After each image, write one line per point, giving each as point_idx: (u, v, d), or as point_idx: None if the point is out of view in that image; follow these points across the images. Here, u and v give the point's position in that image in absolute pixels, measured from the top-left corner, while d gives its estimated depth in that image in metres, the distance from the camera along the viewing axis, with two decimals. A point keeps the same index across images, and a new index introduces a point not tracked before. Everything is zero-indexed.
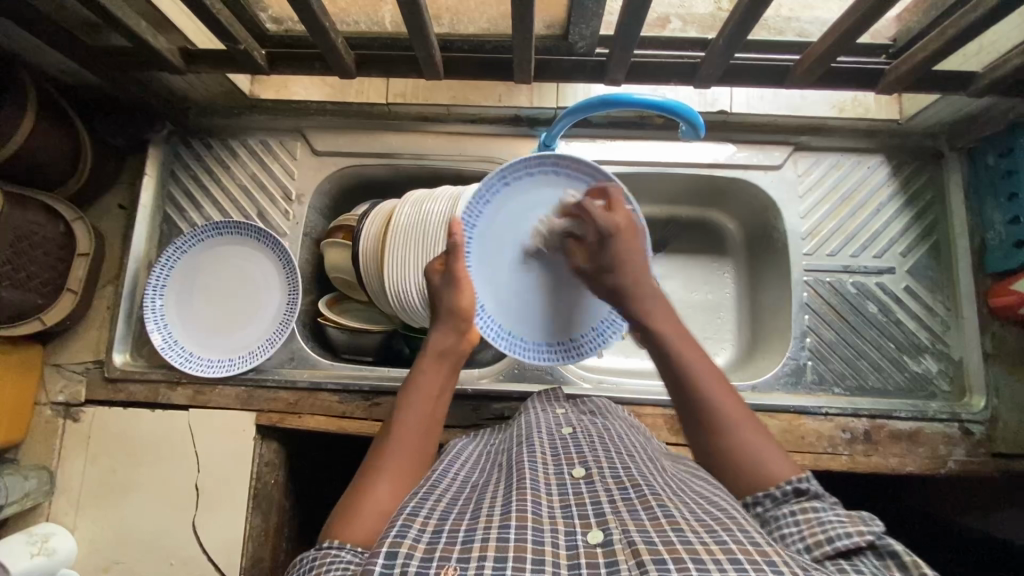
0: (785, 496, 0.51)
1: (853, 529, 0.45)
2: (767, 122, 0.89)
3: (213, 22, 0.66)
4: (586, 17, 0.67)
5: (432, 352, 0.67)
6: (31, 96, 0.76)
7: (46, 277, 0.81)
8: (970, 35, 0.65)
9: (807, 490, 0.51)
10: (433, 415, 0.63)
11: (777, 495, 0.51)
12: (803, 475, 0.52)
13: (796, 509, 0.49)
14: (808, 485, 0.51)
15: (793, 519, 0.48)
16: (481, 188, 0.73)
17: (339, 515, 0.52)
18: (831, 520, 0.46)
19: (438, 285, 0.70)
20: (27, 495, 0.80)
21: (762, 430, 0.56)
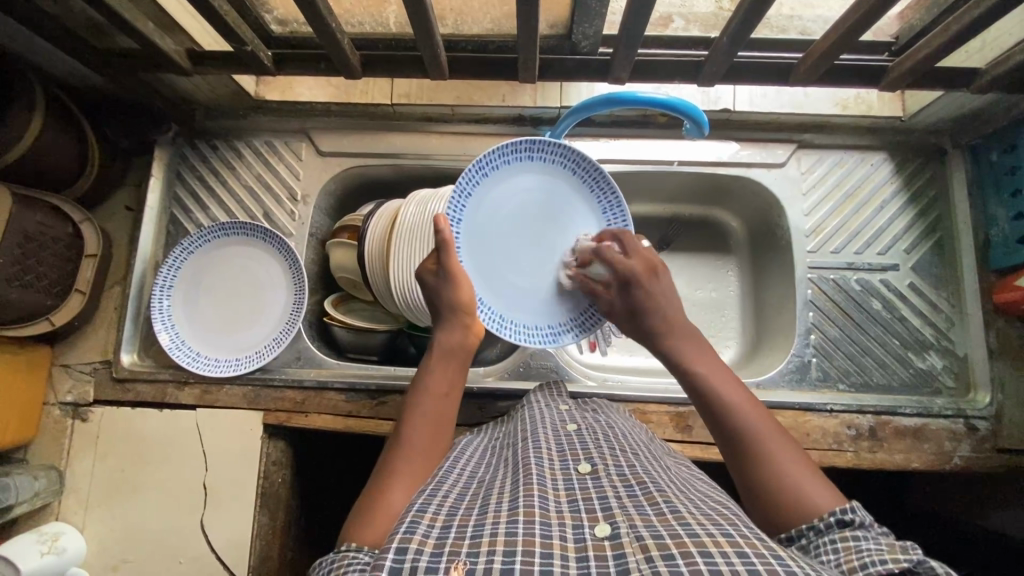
0: (830, 528, 0.47)
1: (889, 556, 0.41)
2: (770, 120, 0.90)
3: (220, 23, 0.67)
4: (589, 16, 0.67)
5: (438, 351, 0.67)
6: (39, 98, 0.77)
7: (54, 278, 0.81)
8: (973, 32, 0.65)
9: (853, 521, 0.46)
10: (442, 414, 0.63)
11: (819, 526, 0.48)
12: (848, 506, 0.48)
13: (837, 538, 0.46)
14: (853, 515, 0.47)
15: (834, 547, 0.45)
16: (460, 184, 0.72)
17: (353, 521, 0.52)
18: (871, 549, 0.43)
19: (432, 284, 0.69)
20: (36, 495, 0.80)
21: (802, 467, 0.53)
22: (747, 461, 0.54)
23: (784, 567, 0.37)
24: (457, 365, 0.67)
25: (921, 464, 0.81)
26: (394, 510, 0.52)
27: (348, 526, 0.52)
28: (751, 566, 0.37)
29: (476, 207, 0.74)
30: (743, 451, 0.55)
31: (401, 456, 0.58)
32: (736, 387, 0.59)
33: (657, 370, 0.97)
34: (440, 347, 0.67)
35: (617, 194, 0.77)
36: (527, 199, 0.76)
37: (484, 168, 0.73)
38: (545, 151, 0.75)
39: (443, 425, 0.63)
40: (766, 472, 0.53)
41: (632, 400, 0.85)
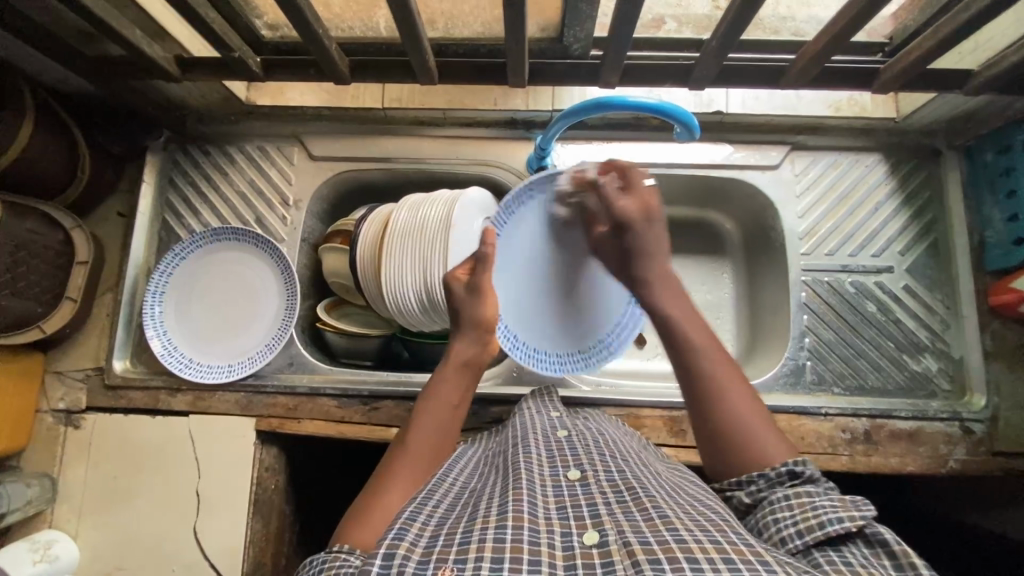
0: (781, 479, 0.54)
1: (845, 515, 0.46)
2: (763, 122, 0.89)
3: (207, 30, 0.67)
4: (579, 19, 0.67)
5: (453, 362, 0.68)
6: (29, 105, 0.77)
7: (45, 286, 0.81)
8: (965, 33, 0.64)
9: (802, 474, 0.53)
10: (449, 422, 0.65)
11: (771, 476, 0.54)
12: (800, 459, 0.54)
13: (790, 494, 0.50)
14: (803, 468, 0.53)
15: (788, 505, 0.50)
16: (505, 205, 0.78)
17: (349, 519, 0.54)
18: (825, 507, 0.48)
19: (461, 294, 0.71)
20: (29, 502, 0.80)
21: (762, 421, 0.59)
22: (714, 408, 0.59)
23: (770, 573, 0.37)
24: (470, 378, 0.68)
25: (917, 467, 0.80)
26: (388, 514, 0.54)
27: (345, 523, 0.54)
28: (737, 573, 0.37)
29: (514, 229, 0.81)
30: (708, 392, 0.60)
31: (398, 461, 0.60)
32: (704, 327, 0.63)
33: (651, 374, 0.97)
34: (457, 359, 0.68)
35: None
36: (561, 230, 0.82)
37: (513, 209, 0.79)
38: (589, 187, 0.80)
39: (449, 436, 0.64)
40: (723, 410, 0.59)
41: (625, 405, 0.84)
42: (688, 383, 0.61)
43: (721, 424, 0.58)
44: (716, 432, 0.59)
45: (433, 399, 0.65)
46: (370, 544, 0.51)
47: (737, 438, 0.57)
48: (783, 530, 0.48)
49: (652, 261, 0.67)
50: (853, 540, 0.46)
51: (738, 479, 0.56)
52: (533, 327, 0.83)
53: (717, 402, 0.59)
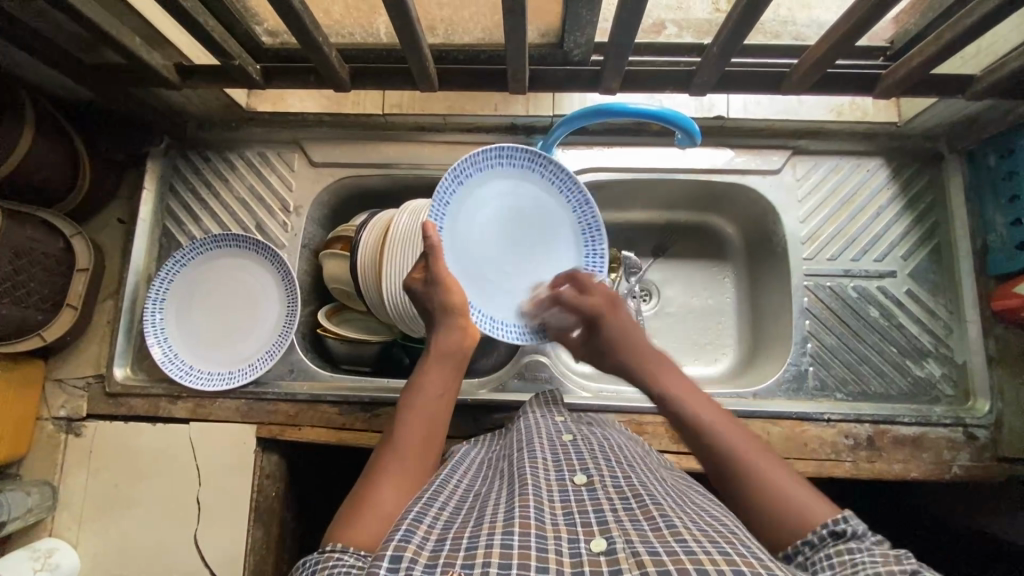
0: (824, 541, 0.47)
1: (884, 568, 0.41)
2: (765, 126, 0.89)
3: (208, 39, 0.67)
4: (580, 25, 0.67)
5: (435, 354, 0.67)
6: (29, 112, 0.77)
7: (46, 293, 0.81)
8: (967, 39, 0.64)
9: (846, 531, 0.46)
10: (436, 416, 0.62)
11: (815, 541, 0.47)
12: (841, 515, 0.48)
13: (833, 555, 0.45)
14: (845, 526, 0.47)
15: (829, 565, 0.45)
16: (439, 191, 0.73)
17: (340, 522, 0.52)
18: (866, 561, 0.42)
19: (421, 293, 0.70)
20: (29, 511, 0.80)
21: (790, 475, 0.53)
22: (739, 478, 0.53)
23: None
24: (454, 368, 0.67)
25: (920, 474, 0.80)
26: (385, 515, 0.51)
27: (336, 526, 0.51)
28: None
29: (456, 214, 0.76)
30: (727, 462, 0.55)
31: (387, 460, 0.57)
32: (707, 403, 0.61)
33: None
34: (438, 348, 0.67)
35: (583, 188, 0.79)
36: (497, 203, 0.78)
37: (455, 183, 0.74)
38: (514, 155, 0.77)
39: (438, 431, 0.61)
40: (750, 480, 0.52)
41: (626, 411, 0.84)
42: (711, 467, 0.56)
43: (752, 491, 0.52)
44: (753, 508, 0.51)
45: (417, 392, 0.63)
46: (371, 545, 0.49)
47: (771, 504, 0.51)
48: None
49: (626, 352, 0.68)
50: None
51: (787, 549, 0.48)
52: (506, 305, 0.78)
53: (741, 476, 0.53)
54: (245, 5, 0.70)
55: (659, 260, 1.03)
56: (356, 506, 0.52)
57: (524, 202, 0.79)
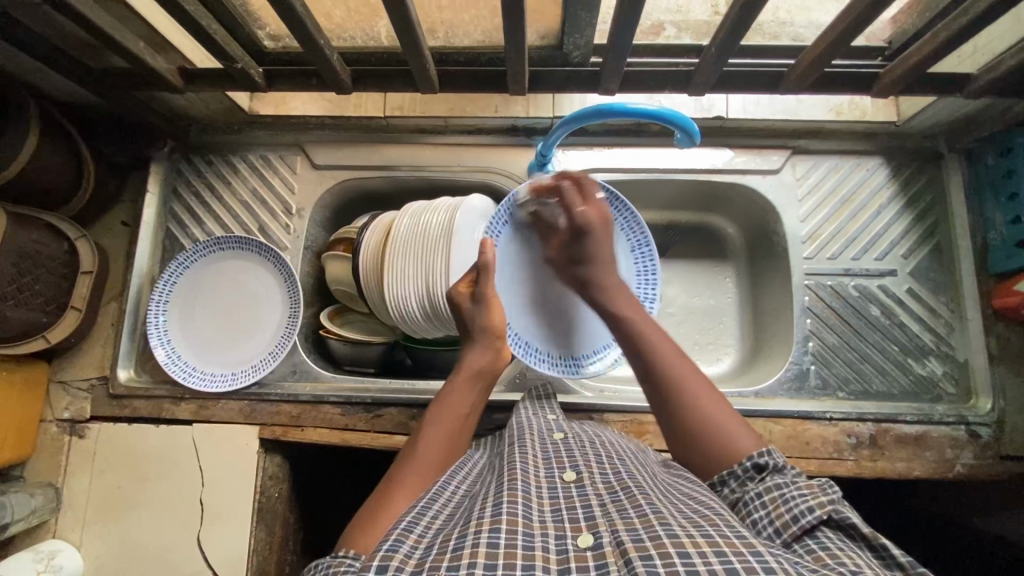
0: (748, 472, 0.55)
1: (815, 504, 0.48)
2: (764, 126, 0.89)
3: (209, 42, 0.67)
4: (579, 27, 0.67)
5: (465, 371, 0.69)
6: (34, 116, 0.77)
7: (50, 296, 0.82)
8: (963, 37, 0.64)
9: (767, 465, 0.54)
10: (461, 431, 0.65)
11: (739, 473, 0.55)
12: (765, 450, 0.55)
13: (761, 488, 0.51)
14: (767, 459, 0.54)
15: (761, 502, 0.51)
16: (508, 203, 0.80)
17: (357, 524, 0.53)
18: (794, 496, 0.49)
19: (466, 308, 0.72)
20: (33, 512, 0.80)
21: (727, 407, 0.60)
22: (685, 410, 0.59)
23: (764, 566, 0.37)
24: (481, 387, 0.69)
25: (923, 472, 0.79)
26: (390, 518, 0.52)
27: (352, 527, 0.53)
28: (728, 564, 0.37)
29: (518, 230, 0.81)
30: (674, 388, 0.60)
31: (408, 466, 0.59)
32: (658, 330, 0.65)
33: None
34: (468, 366, 0.69)
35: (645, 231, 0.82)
36: None
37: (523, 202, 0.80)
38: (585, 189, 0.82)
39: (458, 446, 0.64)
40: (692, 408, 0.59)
41: (628, 411, 0.84)
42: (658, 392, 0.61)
43: (691, 419, 0.59)
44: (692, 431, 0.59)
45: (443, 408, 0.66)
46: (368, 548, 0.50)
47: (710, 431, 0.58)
48: (761, 529, 0.49)
49: (592, 269, 0.70)
50: (823, 526, 0.47)
51: (721, 477, 0.56)
52: (543, 327, 0.82)
53: (688, 408, 0.59)
54: (247, 8, 0.71)
55: (660, 261, 1.03)
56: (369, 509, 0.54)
57: None
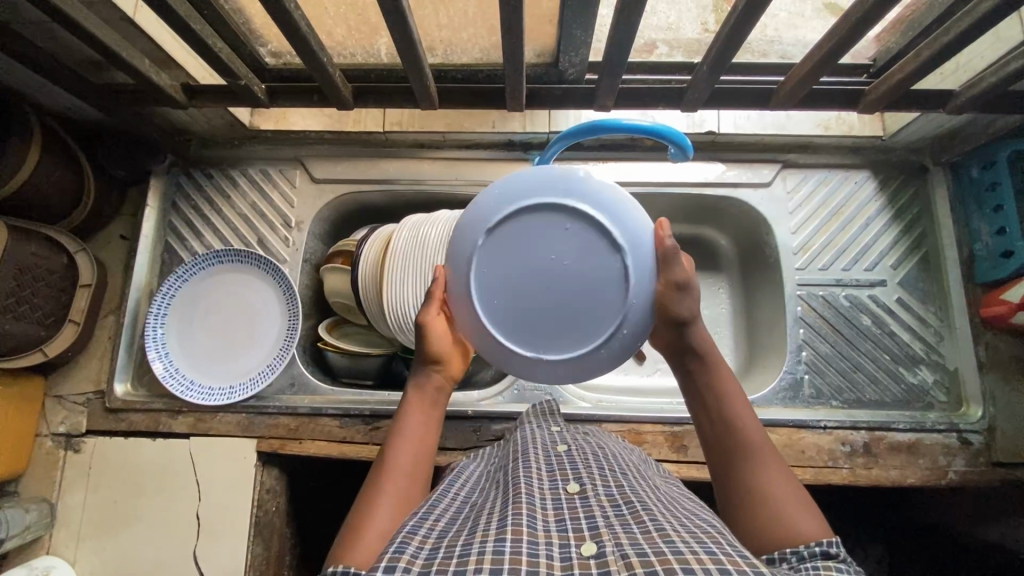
0: (812, 558, 0.45)
1: None
2: (754, 141, 0.91)
3: (215, 59, 0.69)
4: (575, 45, 0.69)
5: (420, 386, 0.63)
6: (36, 132, 0.78)
7: (48, 309, 0.82)
8: (944, 57, 0.67)
9: (836, 554, 0.45)
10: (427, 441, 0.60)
11: (801, 554, 0.46)
12: (833, 540, 0.47)
13: (819, 566, 0.43)
14: (837, 549, 0.46)
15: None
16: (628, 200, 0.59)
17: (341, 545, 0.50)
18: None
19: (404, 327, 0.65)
20: (27, 528, 0.79)
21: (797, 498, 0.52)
22: (754, 506, 0.52)
23: None
24: (440, 394, 0.64)
25: (917, 480, 0.80)
26: (381, 536, 0.51)
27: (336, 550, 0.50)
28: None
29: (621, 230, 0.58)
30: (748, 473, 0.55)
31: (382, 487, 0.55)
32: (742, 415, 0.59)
33: (649, 390, 0.98)
34: (418, 380, 0.64)
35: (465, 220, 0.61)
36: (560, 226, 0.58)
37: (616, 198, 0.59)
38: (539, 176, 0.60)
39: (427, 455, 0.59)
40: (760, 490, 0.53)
41: (625, 420, 0.85)
42: (736, 479, 0.55)
43: (759, 507, 0.52)
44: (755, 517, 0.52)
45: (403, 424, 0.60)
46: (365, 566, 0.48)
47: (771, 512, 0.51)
48: None
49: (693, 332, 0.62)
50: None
51: (776, 556, 0.47)
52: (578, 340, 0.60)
53: (759, 502, 0.52)
54: (249, 27, 0.72)
55: None
56: (356, 524, 0.52)
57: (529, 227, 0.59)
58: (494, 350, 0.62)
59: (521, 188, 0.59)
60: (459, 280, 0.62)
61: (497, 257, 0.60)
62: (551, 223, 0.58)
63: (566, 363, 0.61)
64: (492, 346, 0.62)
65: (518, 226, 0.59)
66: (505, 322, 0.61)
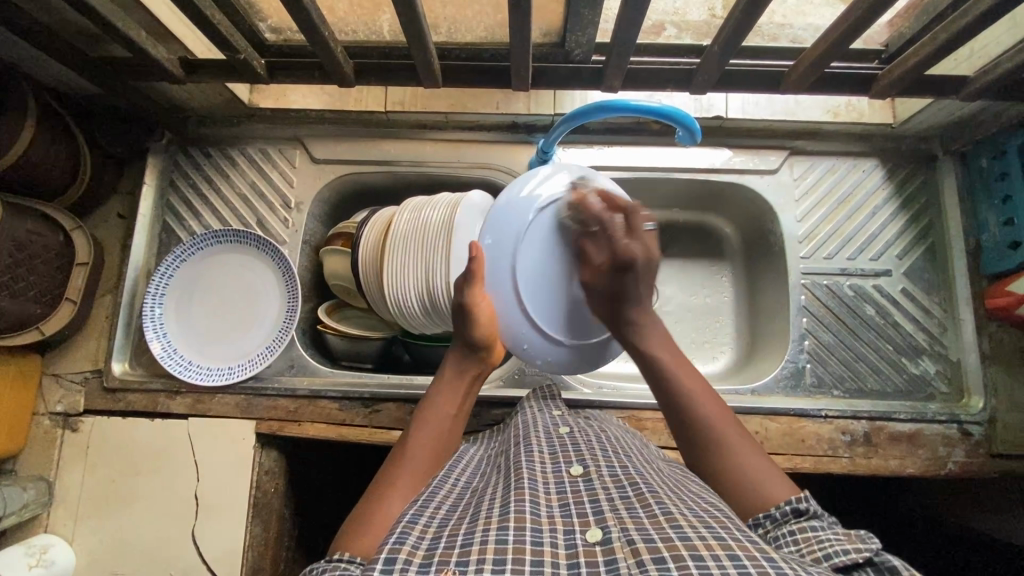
0: (785, 517, 0.49)
1: (850, 546, 0.43)
2: (762, 126, 0.90)
3: (213, 32, 0.67)
4: (582, 25, 0.67)
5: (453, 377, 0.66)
6: (31, 106, 0.77)
7: (45, 287, 0.81)
8: (959, 41, 0.66)
9: (807, 509, 0.48)
10: (450, 433, 0.62)
11: (776, 516, 0.49)
12: (802, 495, 0.50)
13: (796, 530, 0.47)
14: (807, 504, 0.48)
15: (793, 540, 0.47)
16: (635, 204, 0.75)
17: (351, 525, 0.51)
18: (830, 539, 0.45)
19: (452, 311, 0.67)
20: (25, 506, 0.79)
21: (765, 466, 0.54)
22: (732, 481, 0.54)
23: (776, 569, 0.37)
24: (472, 384, 0.66)
25: (916, 470, 0.80)
26: (389, 517, 0.50)
27: (345, 530, 0.50)
28: (742, 569, 0.37)
29: None
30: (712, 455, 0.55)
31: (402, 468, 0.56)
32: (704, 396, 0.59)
33: None
34: (452, 367, 0.66)
35: (511, 201, 0.71)
36: (588, 220, 0.72)
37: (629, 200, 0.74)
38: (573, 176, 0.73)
39: (448, 447, 0.61)
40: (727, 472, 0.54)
41: (626, 407, 0.84)
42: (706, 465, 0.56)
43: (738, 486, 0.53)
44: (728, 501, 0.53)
45: (430, 411, 0.62)
46: (370, 552, 0.48)
47: (751, 495, 0.52)
48: None
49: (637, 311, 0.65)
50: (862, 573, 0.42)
51: (754, 518, 0.50)
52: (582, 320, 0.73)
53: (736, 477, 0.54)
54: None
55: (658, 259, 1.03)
56: (369, 508, 0.52)
57: (564, 217, 0.71)
58: (518, 322, 0.71)
59: (553, 186, 0.72)
60: (498, 256, 0.70)
61: (535, 238, 0.71)
62: None
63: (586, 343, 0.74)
64: (520, 320, 0.71)
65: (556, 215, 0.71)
66: (541, 306, 0.72)
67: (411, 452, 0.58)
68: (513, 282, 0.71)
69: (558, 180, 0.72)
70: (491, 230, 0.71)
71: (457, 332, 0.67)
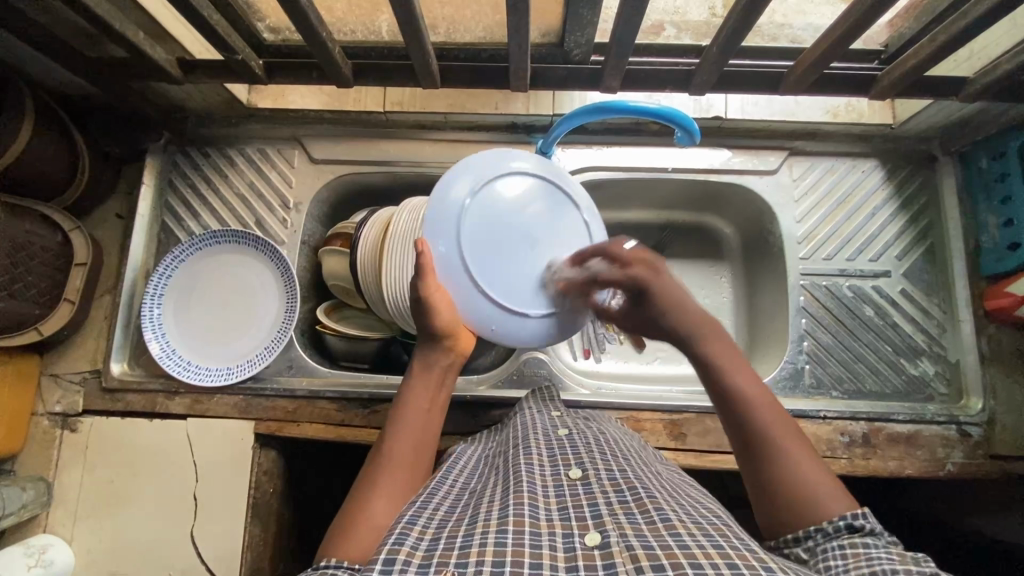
0: (838, 532, 0.47)
1: (901, 567, 0.41)
2: (761, 127, 0.90)
3: (210, 32, 0.67)
4: (581, 25, 0.67)
5: (424, 373, 0.64)
6: (29, 106, 0.76)
7: (43, 287, 0.81)
8: (960, 42, 0.65)
9: (863, 527, 0.46)
10: (427, 429, 0.61)
11: (828, 530, 0.47)
12: (860, 511, 0.47)
13: (845, 544, 0.45)
14: (864, 521, 0.46)
15: (840, 554, 0.44)
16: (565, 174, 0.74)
17: (336, 531, 0.51)
18: (881, 557, 0.42)
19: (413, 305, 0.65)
20: (24, 506, 0.79)
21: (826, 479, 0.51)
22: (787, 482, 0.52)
23: None
24: (445, 377, 0.66)
25: (915, 471, 0.80)
26: (376, 523, 0.51)
27: (330, 536, 0.50)
28: None
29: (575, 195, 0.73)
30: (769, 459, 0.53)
31: (381, 471, 0.56)
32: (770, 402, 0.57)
33: (649, 378, 0.98)
34: (420, 362, 0.65)
35: (441, 192, 0.69)
36: (521, 193, 0.71)
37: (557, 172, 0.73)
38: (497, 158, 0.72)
39: (427, 443, 0.60)
40: (786, 477, 0.52)
41: (625, 408, 0.84)
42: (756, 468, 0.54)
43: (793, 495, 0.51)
44: (776, 502, 0.52)
45: (404, 408, 0.61)
46: (360, 557, 0.48)
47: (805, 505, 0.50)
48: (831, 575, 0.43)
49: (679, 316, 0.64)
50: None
51: (795, 534, 0.49)
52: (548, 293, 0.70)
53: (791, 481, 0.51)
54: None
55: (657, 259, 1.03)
56: (353, 513, 0.52)
57: (501, 198, 0.70)
58: (486, 310, 0.69)
59: (485, 169, 0.70)
60: (444, 247, 0.67)
61: (477, 220, 0.69)
62: (520, 188, 0.71)
63: (554, 312, 0.71)
64: (488, 307, 0.69)
65: (491, 196, 0.70)
66: (502, 288, 0.69)
67: (388, 456, 0.57)
68: (465, 264, 0.68)
69: (479, 163, 0.71)
70: (431, 220, 0.68)
71: (421, 326, 0.66)
